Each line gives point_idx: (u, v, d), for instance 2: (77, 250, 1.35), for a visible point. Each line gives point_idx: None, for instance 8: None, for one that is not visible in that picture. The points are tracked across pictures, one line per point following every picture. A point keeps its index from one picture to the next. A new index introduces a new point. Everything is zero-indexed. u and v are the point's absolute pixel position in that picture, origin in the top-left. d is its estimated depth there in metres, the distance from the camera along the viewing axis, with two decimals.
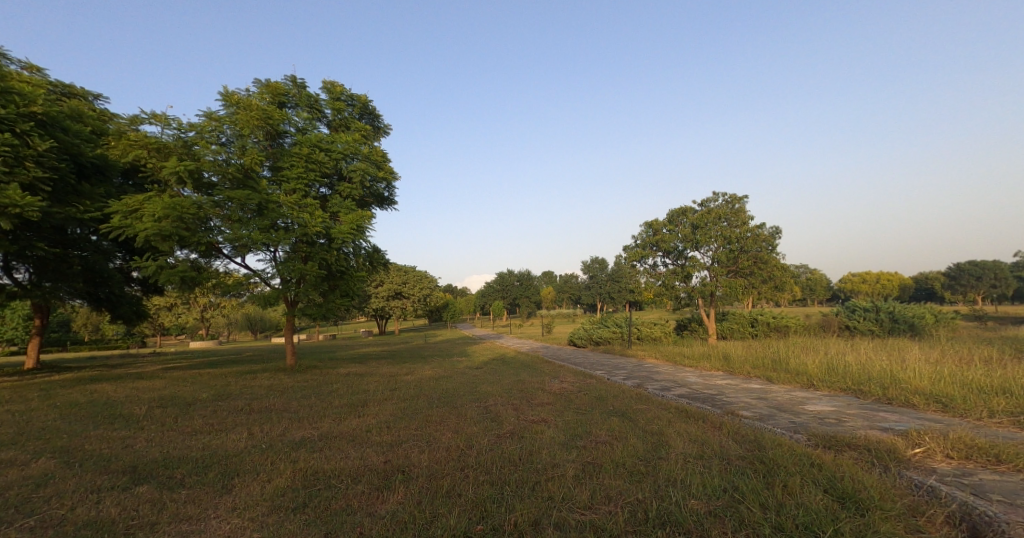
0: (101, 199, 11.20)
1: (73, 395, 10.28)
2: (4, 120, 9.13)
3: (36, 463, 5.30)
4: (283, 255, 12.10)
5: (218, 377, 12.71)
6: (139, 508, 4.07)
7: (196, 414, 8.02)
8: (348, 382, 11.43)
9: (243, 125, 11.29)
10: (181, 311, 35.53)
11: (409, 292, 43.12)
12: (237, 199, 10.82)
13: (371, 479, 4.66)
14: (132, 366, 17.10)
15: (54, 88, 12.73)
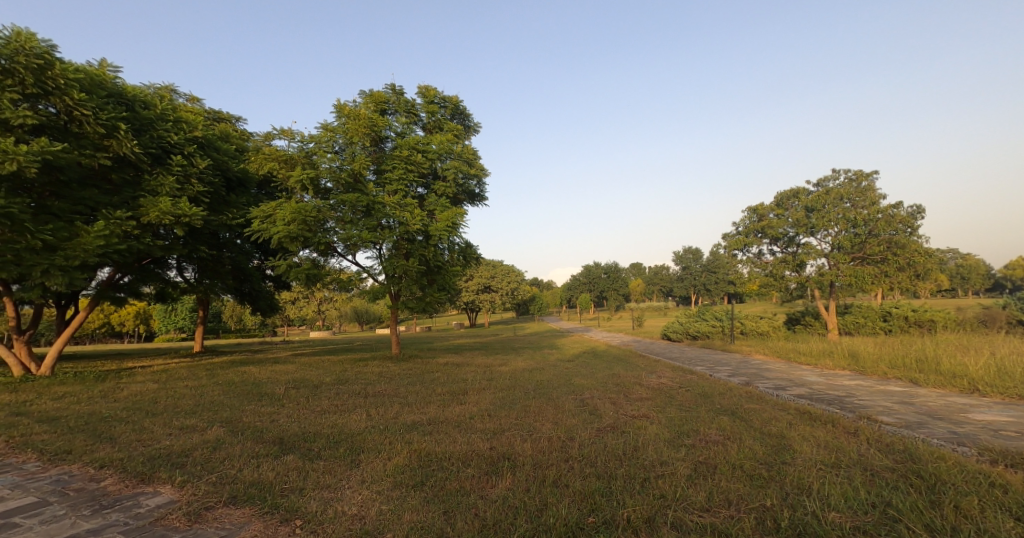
0: (244, 208, 12.93)
1: (229, 375, 12.08)
2: (175, 144, 10.96)
3: (210, 430, 6.34)
4: (387, 253, 13.03)
5: (337, 363, 14.12)
6: (289, 474, 4.69)
7: (323, 395, 9.01)
8: (447, 371, 12.06)
9: (352, 133, 12.28)
10: (302, 304, 40.02)
11: (498, 286, 44.22)
12: (348, 202, 11.89)
13: (480, 463, 4.89)
14: (268, 352, 19.59)
15: (208, 114, 14.95)
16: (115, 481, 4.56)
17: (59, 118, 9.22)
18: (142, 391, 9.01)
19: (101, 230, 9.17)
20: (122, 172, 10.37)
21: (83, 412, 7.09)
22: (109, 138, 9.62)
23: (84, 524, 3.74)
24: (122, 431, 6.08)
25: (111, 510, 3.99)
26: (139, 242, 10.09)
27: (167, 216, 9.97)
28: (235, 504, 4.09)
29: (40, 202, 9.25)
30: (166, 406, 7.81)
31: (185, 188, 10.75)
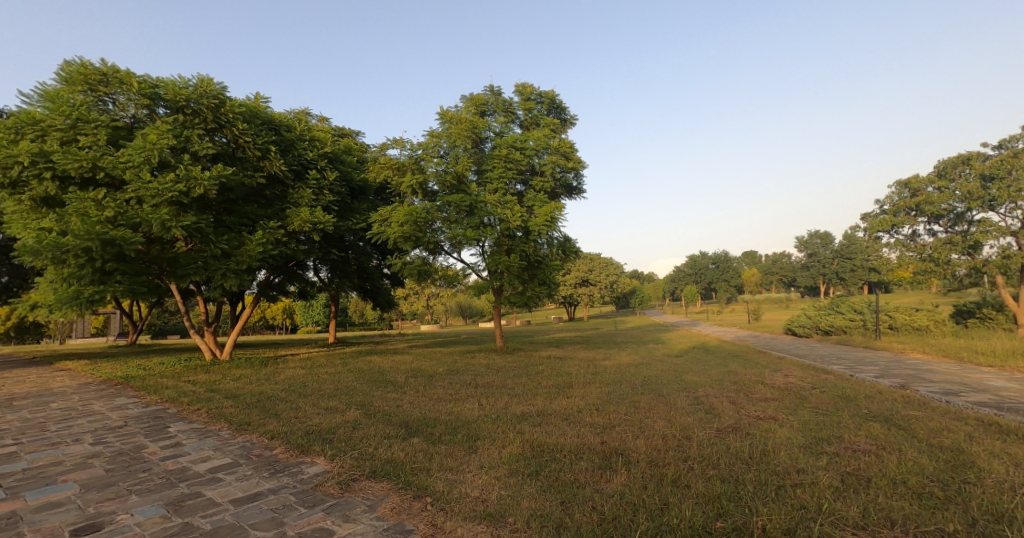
0: (365, 213, 14.20)
1: (358, 363, 13.40)
2: (311, 160, 12.45)
3: (348, 412, 7.11)
4: (490, 249, 13.40)
5: (447, 355, 14.95)
6: (417, 455, 5.08)
7: (438, 384, 9.61)
8: (551, 365, 12.13)
9: (455, 137, 12.73)
10: (412, 300, 42.94)
11: (597, 279, 43.43)
12: (454, 203, 12.40)
13: (592, 457, 4.85)
14: (387, 344, 21.34)
15: (334, 131, 16.61)
16: (282, 451, 5.33)
17: (228, 146, 10.90)
18: (293, 376, 10.38)
19: (261, 239, 10.72)
20: (273, 188, 12.00)
21: (253, 391, 8.37)
22: (264, 159, 11.23)
23: (265, 484, 4.42)
24: (282, 409, 7.06)
25: (282, 474, 4.66)
26: (287, 247, 11.60)
27: (307, 224, 11.31)
28: (374, 478, 4.53)
29: (217, 218, 11.02)
30: (312, 389, 8.92)
31: (319, 198, 12.11)
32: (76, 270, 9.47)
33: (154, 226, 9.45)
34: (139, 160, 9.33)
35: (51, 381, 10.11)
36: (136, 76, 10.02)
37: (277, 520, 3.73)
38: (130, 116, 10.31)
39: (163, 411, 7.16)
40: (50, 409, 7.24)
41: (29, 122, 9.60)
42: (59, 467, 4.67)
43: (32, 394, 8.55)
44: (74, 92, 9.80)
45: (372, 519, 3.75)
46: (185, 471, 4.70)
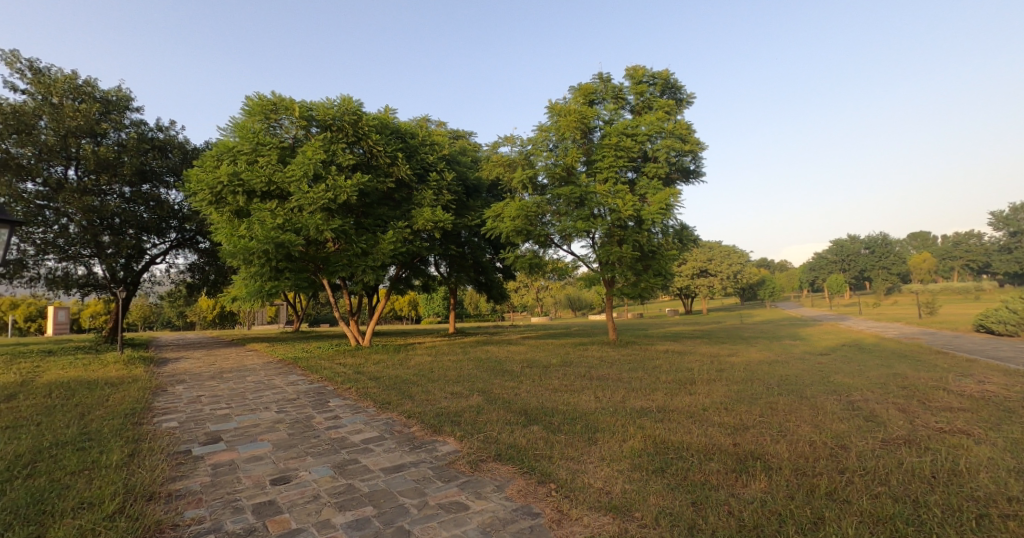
0: (479, 210, 14.88)
1: (477, 353, 14.14)
2: (432, 163, 13.38)
3: (472, 397, 7.56)
4: (600, 241, 13.13)
5: (560, 347, 15.11)
6: (539, 442, 5.24)
7: (553, 375, 9.75)
8: (670, 360, 11.60)
9: (563, 129, 12.60)
10: (523, 292, 44.01)
11: (717, 269, 40.49)
12: (563, 196, 12.37)
13: (725, 459, 4.56)
14: (501, 334, 22.20)
15: (450, 134, 17.62)
16: (419, 429, 5.87)
17: (365, 156, 12.21)
18: (422, 362, 11.30)
19: (392, 238, 11.83)
20: (400, 191, 13.14)
21: (389, 374, 9.30)
22: (393, 166, 12.34)
23: (407, 457, 4.92)
24: (416, 391, 7.76)
25: (421, 450, 5.15)
26: (413, 245, 12.61)
27: (429, 223, 12.18)
28: (500, 460, 4.79)
29: (357, 220, 12.39)
30: (439, 375, 9.65)
31: (440, 197, 12.96)
32: (258, 268, 11.38)
33: (311, 230, 11.02)
34: (299, 174, 10.91)
35: (243, 359, 12.29)
36: (296, 102, 11.64)
37: (420, 490, 4.14)
38: (292, 137, 12.01)
39: (324, 388, 8.31)
40: (244, 381, 8.81)
41: (225, 150, 11.70)
42: (257, 428, 5.68)
43: (231, 368, 10.46)
44: (254, 122, 11.69)
45: (501, 499, 3.97)
46: (344, 440, 5.41)
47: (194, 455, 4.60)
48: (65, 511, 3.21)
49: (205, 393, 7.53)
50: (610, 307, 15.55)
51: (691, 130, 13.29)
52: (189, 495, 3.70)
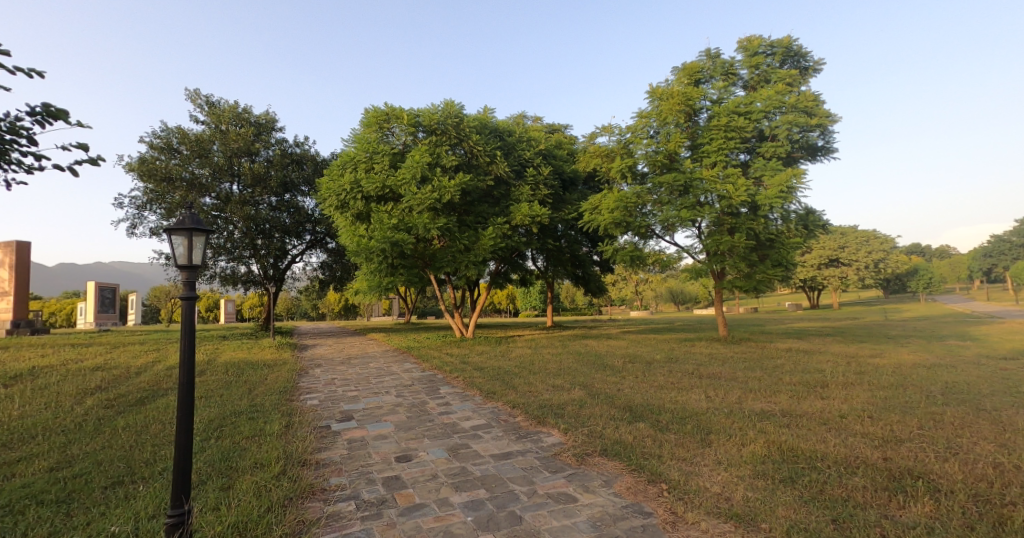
0: (576, 203, 14.76)
1: (576, 346, 14.09)
2: (529, 159, 13.53)
3: (574, 391, 7.56)
4: (707, 230, 12.26)
5: (665, 342, 14.50)
6: (647, 440, 5.09)
7: (657, 371, 9.38)
8: (794, 359, 10.55)
9: (665, 113, 11.93)
10: (626, 284, 42.92)
11: (851, 257, 35.85)
12: (666, 184, 11.73)
13: (872, 475, 4.04)
14: (600, 328, 21.83)
15: (546, 129, 17.68)
16: (524, 419, 6.04)
17: (466, 157, 12.73)
18: (523, 355, 11.54)
19: (492, 234, 12.20)
20: (499, 188, 13.49)
21: (493, 365, 9.65)
22: (492, 164, 12.68)
23: (515, 445, 5.09)
24: (519, 383, 7.96)
25: (527, 440, 5.29)
26: (512, 240, 12.88)
27: (527, 218, 12.33)
28: (606, 456, 4.74)
29: (460, 218, 12.99)
30: (540, 367, 9.80)
31: (537, 192, 13.05)
32: (376, 265, 12.45)
33: (420, 229, 11.79)
34: (409, 178, 11.69)
35: (365, 347, 13.57)
36: (404, 110, 12.55)
37: (529, 479, 4.24)
38: (402, 143, 12.89)
39: (435, 376, 8.88)
40: (368, 367, 9.73)
41: (347, 160, 12.93)
42: (381, 409, 6.26)
43: (355, 355, 11.61)
44: (370, 132, 12.77)
45: (610, 494, 3.93)
46: (456, 425, 5.74)
47: (333, 430, 5.21)
48: (245, 468, 3.82)
49: (337, 376, 8.47)
50: (720, 302, 14.47)
51: (818, 102, 11.86)
52: (332, 464, 4.19)
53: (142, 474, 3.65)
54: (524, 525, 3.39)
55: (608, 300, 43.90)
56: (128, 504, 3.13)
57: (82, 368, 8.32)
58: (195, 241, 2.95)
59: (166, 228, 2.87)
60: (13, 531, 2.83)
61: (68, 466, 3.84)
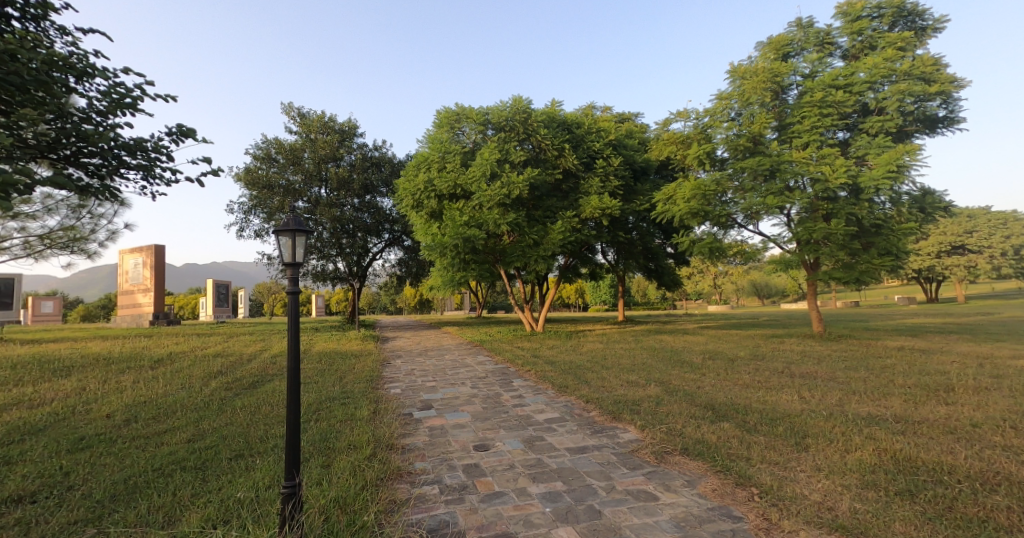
0: (648, 194, 14.25)
1: (651, 342, 13.65)
2: (598, 151, 13.25)
3: (650, 387, 7.32)
4: (797, 217, 11.32)
5: (750, 338, 13.63)
6: (732, 441, 4.82)
7: (742, 368, 8.85)
8: (906, 359, 9.47)
9: (749, 93, 11.17)
10: (704, 277, 40.87)
11: (980, 244, 31.38)
12: (748, 168, 10.94)
13: (1018, 495, 3.51)
14: (677, 323, 20.95)
15: (616, 118, 17.23)
16: (598, 414, 5.97)
17: (534, 152, 12.75)
18: (595, 350, 11.37)
19: (561, 228, 12.08)
20: (568, 182, 13.37)
21: (565, 359, 9.61)
22: (560, 157, 12.57)
23: (590, 440, 5.04)
24: (591, 377, 7.86)
25: (602, 435, 5.21)
26: (581, 233, 12.69)
27: (597, 211, 12.10)
28: (688, 455, 4.55)
29: (528, 213, 13.04)
30: (613, 362, 9.61)
31: (606, 184, 12.75)
32: (449, 261, 12.83)
33: (490, 225, 11.96)
34: (479, 175, 11.91)
35: (441, 340, 14.09)
36: (474, 109, 12.80)
37: (606, 474, 4.18)
38: (471, 141, 13.15)
39: (507, 369, 9.02)
40: (443, 359, 10.09)
41: (421, 160, 13.44)
42: (457, 399, 6.46)
43: (432, 347, 12.08)
44: (442, 132, 13.17)
45: (694, 495, 3.77)
46: (530, 417, 5.78)
47: (415, 417, 5.46)
48: (341, 448, 4.11)
49: (416, 367, 8.87)
50: (813, 295, 13.34)
51: (938, 67, 10.50)
52: (415, 449, 4.39)
53: (257, 449, 4.05)
54: (603, 520, 3.34)
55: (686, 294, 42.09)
56: (250, 474, 3.49)
57: (205, 355, 9.44)
58: (297, 241, 3.15)
59: (274, 230, 3.10)
60: (164, 491, 3.27)
61: (201, 438, 4.36)
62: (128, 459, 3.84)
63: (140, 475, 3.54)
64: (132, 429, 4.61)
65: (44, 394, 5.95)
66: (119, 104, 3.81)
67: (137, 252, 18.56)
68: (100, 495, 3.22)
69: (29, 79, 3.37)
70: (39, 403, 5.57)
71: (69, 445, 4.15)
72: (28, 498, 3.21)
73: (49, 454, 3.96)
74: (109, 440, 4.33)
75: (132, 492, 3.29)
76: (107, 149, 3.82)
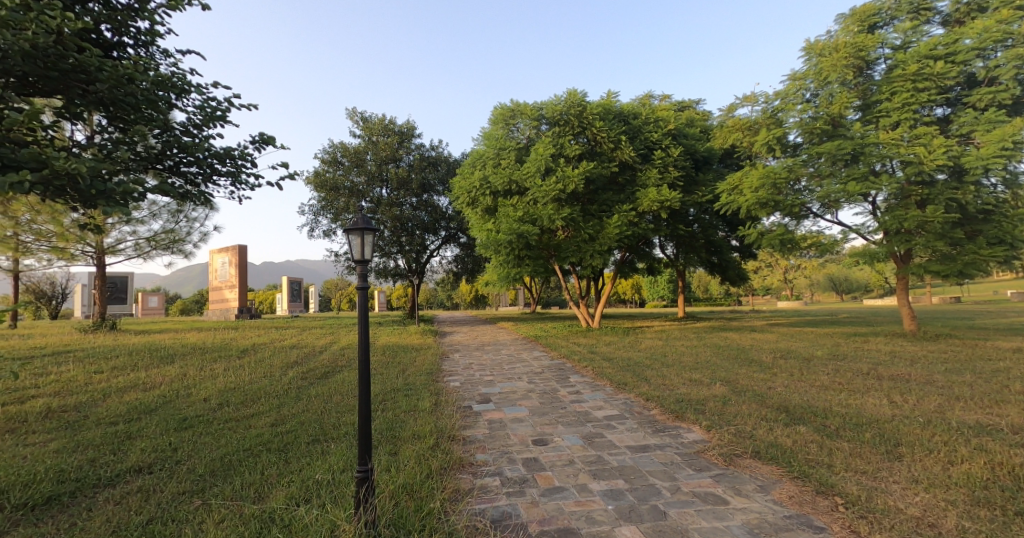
0: (711, 184, 13.60)
1: (716, 339, 13.06)
2: (656, 141, 12.80)
3: (716, 386, 6.98)
4: (885, 204, 10.36)
5: (828, 337, 12.67)
6: (810, 446, 4.48)
7: (819, 369, 8.24)
8: (1019, 361, 8.43)
9: (827, 72, 10.34)
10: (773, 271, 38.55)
11: None
12: (826, 153, 10.12)
13: None
14: (744, 320, 19.91)
15: (676, 106, 16.58)
16: (660, 412, 5.77)
17: (589, 145, 12.50)
18: (654, 346, 11.02)
19: (617, 222, 11.79)
20: (624, 174, 12.99)
21: (624, 356, 9.37)
22: (616, 149, 12.26)
23: (652, 439, 4.87)
24: (652, 375, 7.61)
25: (665, 434, 5.03)
26: (639, 227, 12.31)
27: (655, 204, 11.67)
28: (760, 459, 4.29)
29: (583, 208, 12.85)
30: (675, 360, 9.27)
31: (665, 175, 12.27)
32: (505, 257, 12.89)
33: (545, 220, 11.89)
34: (534, 170, 11.88)
35: (497, 335, 14.22)
36: (529, 104, 12.74)
37: (671, 474, 4.02)
38: (526, 137, 13.11)
39: (564, 365, 8.94)
40: (500, 354, 10.17)
41: (477, 158, 13.59)
42: (515, 394, 6.48)
43: (488, 342, 12.21)
44: (498, 129, 13.23)
45: (768, 501, 3.54)
46: (589, 414, 5.69)
47: (475, 410, 5.53)
48: (407, 438, 4.23)
49: (474, 361, 9.01)
50: (904, 289, 12.17)
51: None
52: (476, 441, 4.44)
53: (332, 435, 4.25)
54: (669, 521, 3.20)
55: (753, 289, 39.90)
56: (326, 458, 3.66)
57: (281, 346, 10.10)
58: (366, 239, 3.24)
59: (345, 229, 3.20)
60: (253, 470, 3.50)
61: (283, 423, 4.65)
62: (223, 439, 4.15)
63: (234, 454, 3.81)
64: (225, 412, 4.99)
65: (153, 378, 6.59)
66: (213, 118, 4.14)
67: (223, 252, 20.21)
68: (202, 470, 3.50)
69: (141, 99, 3.70)
70: (149, 387, 6.18)
71: (175, 424, 4.56)
72: (145, 470, 3.55)
73: (160, 431, 4.37)
74: (207, 421, 4.71)
75: (228, 468, 3.55)
76: (203, 159, 4.14)
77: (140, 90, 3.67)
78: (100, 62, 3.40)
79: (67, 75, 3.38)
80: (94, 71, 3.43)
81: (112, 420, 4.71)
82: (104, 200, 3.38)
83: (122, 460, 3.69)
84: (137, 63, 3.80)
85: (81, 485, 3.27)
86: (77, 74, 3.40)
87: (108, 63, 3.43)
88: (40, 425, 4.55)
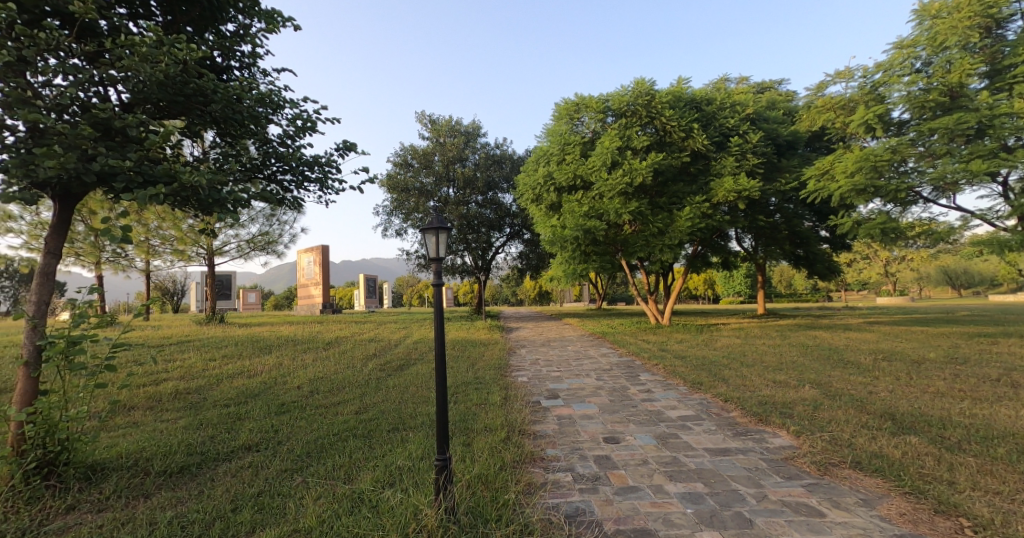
0: (795, 169, 12.55)
1: (803, 337, 12.06)
2: (733, 127, 11.97)
3: (805, 389, 6.41)
4: (1019, 183, 9.01)
5: (942, 337, 11.24)
6: (924, 459, 3.95)
7: (931, 373, 7.31)
8: None
9: (943, 36, 9.19)
10: (868, 264, 35.07)
11: None
12: (940, 129, 8.87)
13: None
14: (834, 318, 18.27)
15: (755, 89, 15.49)
16: (740, 414, 5.40)
17: (658, 135, 11.92)
18: (732, 344, 10.37)
19: (689, 215, 11.21)
20: (697, 163, 12.28)
21: (699, 354, 8.90)
22: (688, 138, 11.66)
23: (732, 442, 4.55)
24: (729, 374, 7.15)
25: (747, 438, 4.67)
26: (712, 220, 11.58)
27: (732, 194, 10.96)
28: (862, 470, 3.85)
29: (652, 201, 12.36)
30: (755, 359, 8.66)
31: (743, 162, 11.47)
32: (571, 253, 12.70)
33: (611, 215, 11.56)
34: (600, 164, 11.55)
35: (563, 331, 14.09)
36: (594, 97, 12.38)
37: (756, 481, 3.72)
38: (590, 131, 12.74)
39: (633, 362, 8.65)
40: (567, 350, 10.06)
41: (541, 153, 13.48)
42: (583, 390, 6.34)
43: (555, 338, 12.13)
44: (562, 123, 13.00)
45: (873, 516, 3.16)
46: (662, 413, 5.43)
47: (543, 406, 5.47)
48: (479, 430, 4.25)
49: (541, 357, 8.98)
50: None
51: None
52: (546, 436, 4.37)
53: (410, 424, 4.37)
54: (757, 530, 2.95)
55: (847, 284, 36.45)
56: (406, 445, 3.76)
57: (360, 339, 10.65)
58: (440, 238, 3.24)
59: (420, 229, 3.25)
60: (343, 453, 3.67)
61: (366, 411, 4.85)
62: (315, 423, 4.42)
63: (325, 437, 4.03)
64: (316, 399, 5.30)
65: (253, 367, 7.18)
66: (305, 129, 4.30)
67: (308, 252, 21.69)
68: (300, 451, 3.72)
69: (246, 115, 3.90)
70: (252, 374, 6.73)
71: (275, 409, 4.91)
72: (254, 448, 3.85)
73: (263, 414, 4.73)
74: (302, 407, 5.02)
75: (321, 450, 3.75)
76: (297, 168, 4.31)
77: (246, 108, 3.87)
78: (215, 85, 3.67)
79: (190, 99, 3.67)
80: (211, 93, 3.69)
81: (225, 402, 5.17)
82: (220, 207, 3.63)
83: (235, 439, 4.02)
84: (243, 83, 4.03)
85: (205, 458, 3.61)
86: (198, 97, 3.68)
87: (221, 85, 3.69)
88: (170, 403, 5.10)
